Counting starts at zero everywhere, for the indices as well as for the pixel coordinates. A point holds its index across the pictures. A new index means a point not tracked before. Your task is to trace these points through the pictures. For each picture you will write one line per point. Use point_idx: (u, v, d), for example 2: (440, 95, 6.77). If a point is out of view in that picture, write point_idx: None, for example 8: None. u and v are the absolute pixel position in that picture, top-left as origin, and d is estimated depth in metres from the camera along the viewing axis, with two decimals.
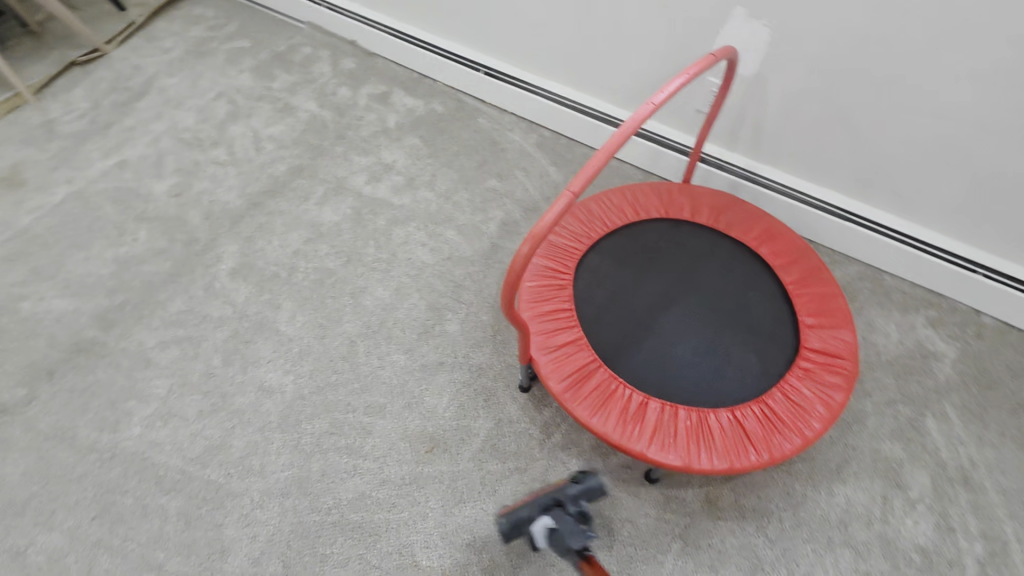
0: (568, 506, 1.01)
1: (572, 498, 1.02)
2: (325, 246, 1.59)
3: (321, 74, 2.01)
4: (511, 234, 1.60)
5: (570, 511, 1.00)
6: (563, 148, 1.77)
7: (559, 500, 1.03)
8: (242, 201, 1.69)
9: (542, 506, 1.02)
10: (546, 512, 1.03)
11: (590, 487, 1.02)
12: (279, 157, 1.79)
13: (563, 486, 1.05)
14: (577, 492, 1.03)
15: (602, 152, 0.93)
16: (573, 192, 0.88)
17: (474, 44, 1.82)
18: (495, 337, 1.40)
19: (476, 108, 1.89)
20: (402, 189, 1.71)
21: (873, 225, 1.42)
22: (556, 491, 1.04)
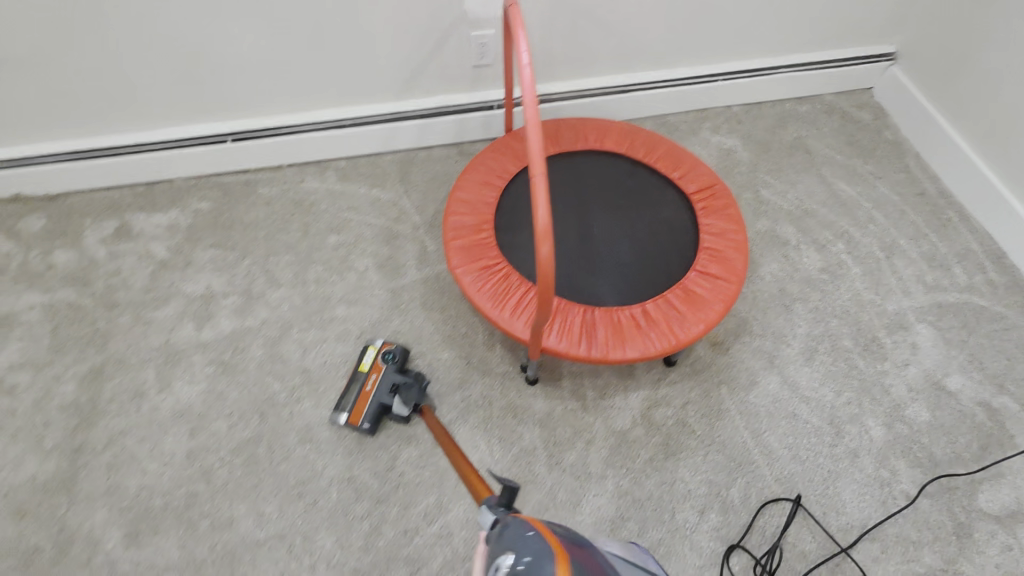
0: (401, 378, 1.21)
1: (397, 375, 1.23)
2: (218, 423, 1.24)
3: (5, 256, 1.44)
4: (395, 270, 1.47)
5: (409, 379, 1.21)
6: (368, 167, 1.65)
7: (395, 383, 1.21)
8: (51, 459, 1.18)
9: (387, 394, 1.20)
10: (386, 396, 1.20)
11: (403, 358, 1.26)
12: (49, 378, 1.27)
13: (383, 374, 1.23)
14: (399, 366, 1.25)
15: (530, 127, 0.88)
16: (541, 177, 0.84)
17: (197, 116, 1.49)
18: (471, 362, 1.33)
19: (245, 182, 1.61)
20: (246, 306, 1.40)
21: (645, 86, 1.69)
22: (384, 381, 1.22)
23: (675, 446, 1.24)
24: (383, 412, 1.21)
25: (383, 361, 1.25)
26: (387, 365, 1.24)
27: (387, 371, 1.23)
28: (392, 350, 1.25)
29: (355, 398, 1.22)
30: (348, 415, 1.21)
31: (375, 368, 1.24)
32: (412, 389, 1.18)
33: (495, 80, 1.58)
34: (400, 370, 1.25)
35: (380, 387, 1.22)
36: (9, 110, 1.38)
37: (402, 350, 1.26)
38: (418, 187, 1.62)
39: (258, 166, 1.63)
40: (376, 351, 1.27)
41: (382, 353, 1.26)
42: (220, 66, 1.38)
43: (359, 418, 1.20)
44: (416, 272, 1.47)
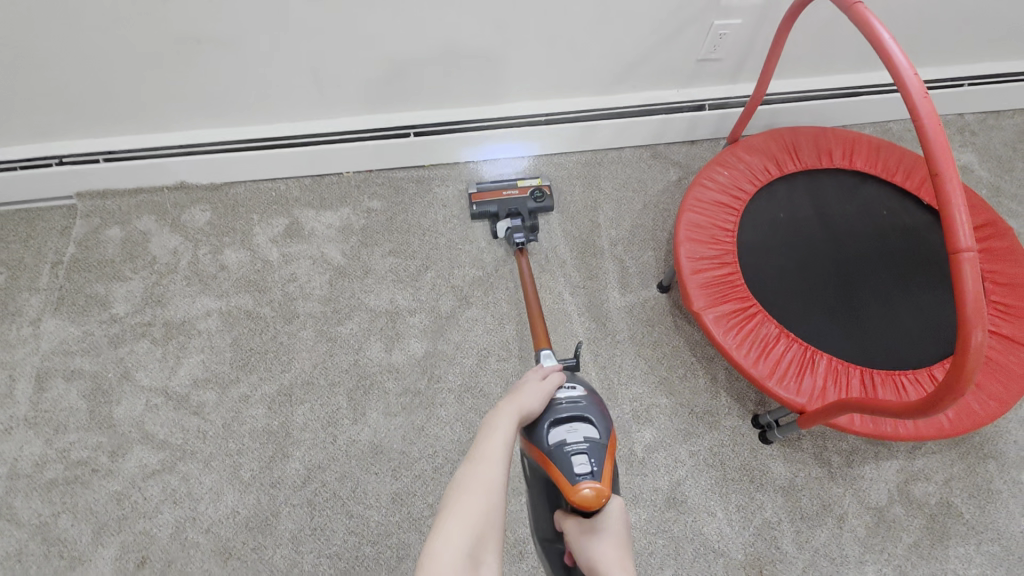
0: (525, 214, 1.32)
1: (530, 208, 1.33)
2: (421, 463, 1.12)
3: (172, 253, 1.34)
4: (595, 295, 1.30)
5: (528, 220, 1.31)
6: (551, 168, 1.47)
7: (517, 211, 1.32)
8: (251, 492, 1.08)
9: (509, 211, 1.32)
10: (503, 212, 1.32)
11: (543, 208, 1.34)
12: (237, 398, 1.17)
13: (521, 197, 1.33)
14: (535, 207, 1.33)
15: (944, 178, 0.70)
16: (974, 250, 0.66)
17: (381, 104, 1.32)
18: (695, 410, 1.17)
19: (418, 180, 1.45)
20: (435, 327, 1.27)
21: (877, 88, 1.46)
22: (515, 201, 1.32)
23: (943, 532, 1.07)
24: (492, 217, 1.34)
25: (530, 192, 1.34)
26: (530, 197, 1.34)
27: (524, 202, 1.33)
28: (545, 194, 1.34)
29: (488, 189, 1.34)
30: (476, 192, 1.34)
31: (521, 189, 1.34)
32: (524, 227, 1.30)
33: (714, 76, 1.37)
34: (532, 211, 1.34)
35: (511, 201, 1.33)
36: (183, 94, 1.22)
37: (549, 204, 1.34)
38: (608, 195, 1.44)
39: (433, 163, 1.46)
40: (536, 184, 1.36)
41: (536, 187, 1.34)
42: (423, 50, 1.20)
43: (479, 200, 1.32)
44: (618, 298, 1.30)
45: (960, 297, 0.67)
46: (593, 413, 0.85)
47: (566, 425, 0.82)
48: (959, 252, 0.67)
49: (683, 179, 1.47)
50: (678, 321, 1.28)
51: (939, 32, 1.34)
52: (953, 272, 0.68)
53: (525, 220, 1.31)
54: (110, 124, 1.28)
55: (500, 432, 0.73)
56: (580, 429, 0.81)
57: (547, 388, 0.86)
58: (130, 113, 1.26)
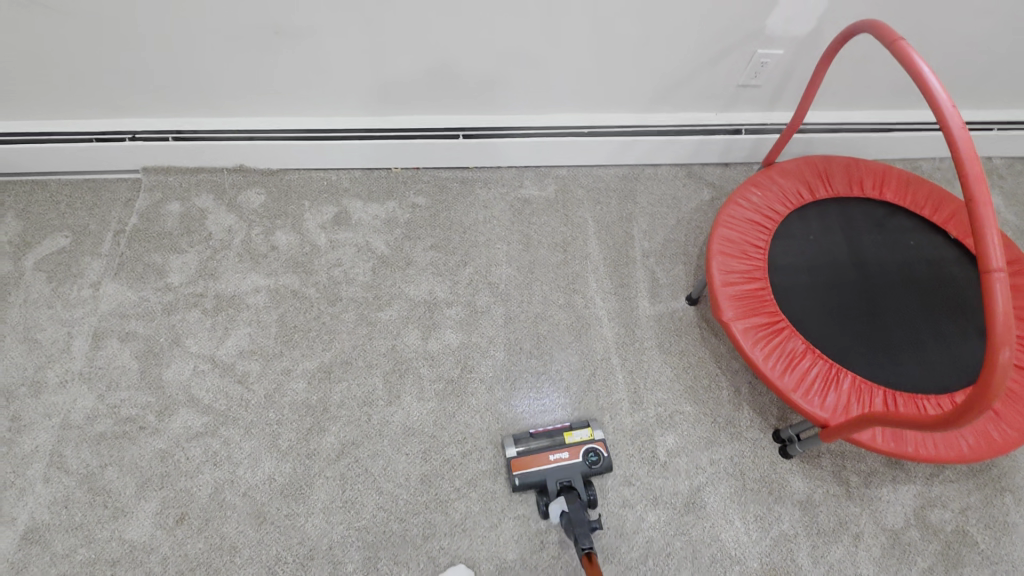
0: (581, 487, 1.08)
1: (585, 480, 1.09)
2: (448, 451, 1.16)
3: (227, 231, 1.40)
4: (626, 302, 1.34)
5: (585, 496, 1.07)
6: (590, 179, 1.53)
7: (571, 484, 1.08)
8: (287, 461, 1.13)
9: (559, 481, 1.08)
10: (554, 485, 1.08)
11: (599, 469, 1.12)
12: (280, 371, 1.23)
13: (572, 463, 1.10)
14: (589, 471, 1.10)
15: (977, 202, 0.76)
16: (1005, 270, 0.71)
17: (434, 106, 1.38)
18: (717, 420, 1.21)
19: (462, 180, 1.52)
20: (471, 320, 1.32)
21: (911, 125, 1.50)
22: (566, 471, 1.09)
23: (956, 559, 1.09)
24: (539, 488, 1.09)
25: (584, 452, 1.12)
26: (582, 459, 1.11)
27: (561, 487, 1.07)
28: (600, 454, 1.12)
29: (535, 449, 1.13)
30: (516, 457, 1.11)
31: (571, 449, 1.12)
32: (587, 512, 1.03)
33: (754, 102, 1.43)
34: (586, 476, 1.10)
35: (560, 469, 1.09)
36: (249, 82, 1.28)
37: (607, 465, 1.12)
38: (643, 208, 1.48)
39: (476, 165, 1.53)
40: (588, 437, 1.14)
41: (588, 444, 1.13)
42: (483, 58, 1.26)
43: (522, 470, 1.09)
44: (649, 307, 1.34)
45: (992, 314, 0.72)
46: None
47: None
48: (991, 271, 0.72)
49: (716, 199, 1.51)
50: (705, 333, 1.31)
51: (975, 76, 1.39)
52: (985, 290, 0.73)
53: (583, 494, 1.07)
54: (179, 105, 1.35)
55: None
56: None
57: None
58: (199, 97, 1.33)
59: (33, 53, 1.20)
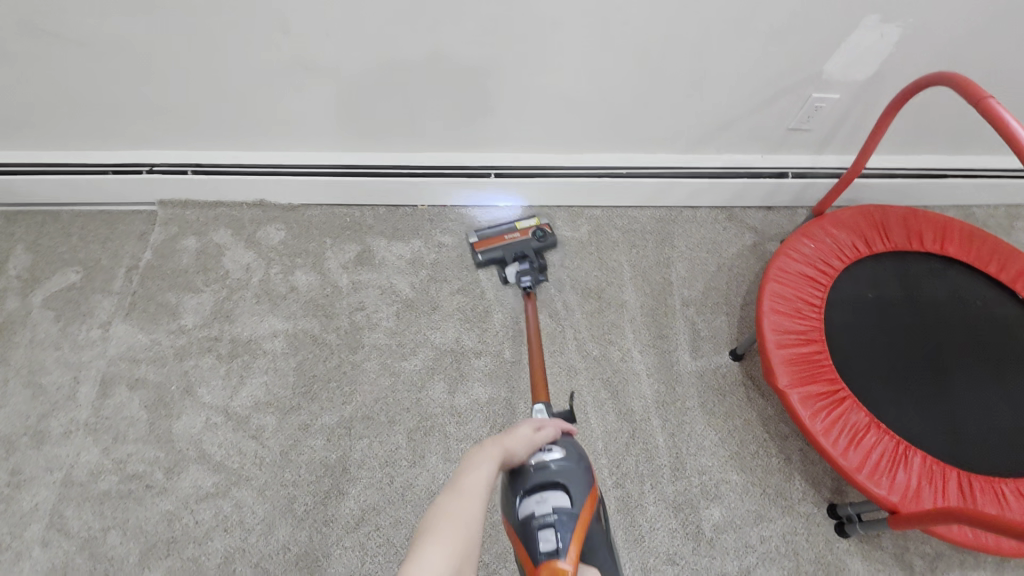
0: (532, 255, 1.32)
1: (533, 249, 1.33)
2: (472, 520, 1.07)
3: (245, 269, 1.34)
4: (666, 356, 1.26)
5: (536, 261, 1.31)
6: (625, 220, 1.45)
7: (525, 253, 1.31)
8: (303, 527, 1.05)
9: (515, 254, 1.31)
10: (511, 256, 1.31)
11: (546, 245, 1.35)
12: (297, 425, 1.15)
13: (524, 239, 1.33)
14: (539, 247, 1.34)
15: None
16: None
17: (466, 143, 1.31)
18: (767, 492, 1.12)
19: (491, 219, 1.44)
20: (500, 372, 1.24)
21: (967, 172, 1.42)
22: (519, 245, 1.32)
23: None
24: (499, 262, 1.32)
25: (533, 233, 1.35)
26: (532, 237, 1.34)
27: (528, 243, 1.33)
28: (546, 232, 1.35)
29: (489, 233, 1.33)
30: (477, 241, 1.31)
31: (522, 231, 1.34)
32: (532, 272, 1.29)
33: (802, 146, 1.35)
34: (538, 251, 1.35)
35: (515, 245, 1.32)
36: (275, 117, 1.23)
37: (552, 242, 1.35)
38: (682, 254, 1.40)
39: (506, 203, 1.45)
40: (535, 223, 1.36)
41: (535, 227, 1.35)
42: (521, 97, 1.19)
43: (483, 249, 1.31)
44: (690, 363, 1.25)
45: None
46: (575, 484, 0.79)
47: (535, 496, 0.77)
48: None
49: (759, 245, 1.43)
50: (751, 394, 1.22)
51: None
52: None
53: (533, 262, 1.31)
54: (199, 138, 1.29)
55: (478, 467, 0.66)
56: (551, 498, 0.76)
57: (538, 440, 0.79)
58: (221, 130, 1.27)
59: (50, 86, 1.14)
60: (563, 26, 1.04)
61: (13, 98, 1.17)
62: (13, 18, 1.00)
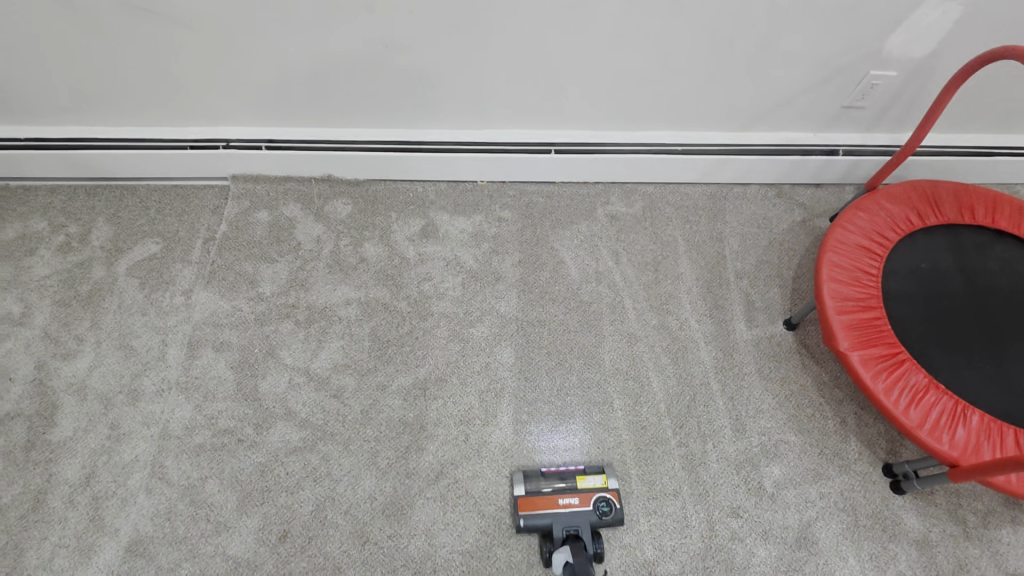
0: (587, 538, 1.04)
1: (592, 532, 1.05)
2: (550, 482, 1.11)
3: (316, 241, 1.40)
4: (722, 325, 1.31)
5: (592, 548, 1.03)
6: (678, 196, 1.50)
7: (579, 533, 1.04)
8: (387, 480, 1.12)
9: (565, 528, 1.05)
10: (559, 532, 1.04)
11: (610, 521, 1.07)
12: (375, 386, 1.21)
13: (583, 511, 1.06)
14: (598, 523, 1.06)
15: None
16: None
17: (529, 120, 1.36)
18: (824, 451, 1.17)
19: (548, 194, 1.49)
20: (564, 339, 1.29)
21: (1015, 149, 1.45)
22: (574, 518, 1.05)
23: None
24: (544, 535, 1.06)
25: (595, 502, 1.07)
26: (593, 509, 1.07)
27: (589, 517, 1.06)
28: (612, 505, 1.07)
29: (544, 491, 1.09)
30: (524, 497, 1.07)
31: (582, 495, 1.08)
32: (585, 563, 0.99)
33: (854, 123, 1.39)
34: (596, 527, 1.06)
35: (570, 516, 1.05)
36: (350, 93, 1.28)
37: (619, 519, 1.07)
38: (734, 228, 1.45)
39: (563, 180, 1.50)
40: (601, 485, 1.09)
41: (601, 494, 1.08)
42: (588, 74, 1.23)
43: (528, 513, 1.05)
44: (746, 330, 1.31)
45: None
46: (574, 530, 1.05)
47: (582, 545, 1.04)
48: None
49: (809, 221, 1.47)
50: (805, 360, 1.28)
51: None
52: None
53: (588, 546, 1.04)
54: (274, 116, 1.34)
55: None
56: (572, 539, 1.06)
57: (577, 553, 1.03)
58: (295, 108, 1.31)
59: (139, 65, 1.20)
60: (639, 3, 1.08)
61: (102, 76, 1.22)
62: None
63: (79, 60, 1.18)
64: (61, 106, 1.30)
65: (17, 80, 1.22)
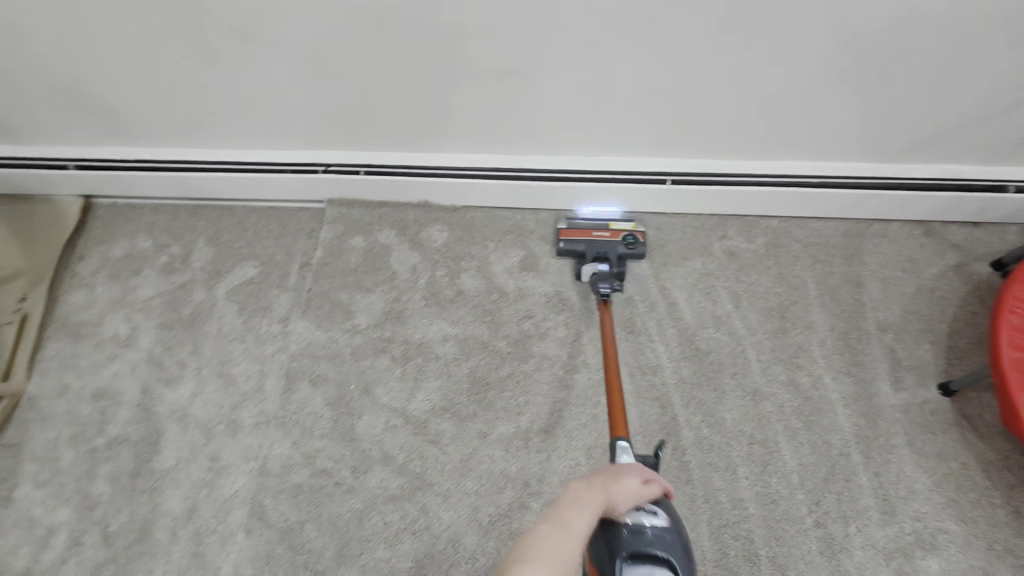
0: (614, 260, 1.28)
1: (618, 254, 1.28)
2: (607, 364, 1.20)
3: (412, 270, 1.34)
4: (863, 385, 1.15)
5: (616, 267, 1.27)
6: (806, 232, 1.34)
7: (606, 255, 1.28)
8: (489, 539, 1.04)
9: (596, 253, 1.29)
10: (591, 254, 1.29)
11: (633, 254, 1.29)
12: (474, 433, 1.14)
13: (612, 240, 1.30)
14: (625, 253, 1.29)
15: None
16: None
17: (645, 147, 1.24)
18: (994, 547, 1.00)
19: (658, 227, 1.37)
20: (679, 390, 1.17)
21: None
22: (606, 244, 1.29)
23: None
24: (579, 258, 1.32)
25: (623, 236, 1.30)
26: (621, 241, 1.30)
27: (614, 245, 1.29)
28: (638, 239, 1.29)
29: (579, 226, 1.33)
30: (565, 228, 1.32)
31: (612, 232, 1.31)
32: (606, 282, 1.25)
33: None
34: (623, 257, 1.29)
35: (601, 243, 1.30)
36: (457, 119, 1.20)
37: (642, 251, 1.29)
38: (873, 272, 1.28)
39: (675, 211, 1.37)
40: (629, 228, 1.32)
41: (628, 232, 1.30)
42: (721, 99, 1.10)
43: (567, 237, 1.31)
44: (892, 394, 1.14)
45: None
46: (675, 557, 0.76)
47: (644, 567, 0.73)
48: None
49: (963, 266, 1.28)
50: (966, 434, 1.10)
51: None
52: None
53: (614, 266, 1.27)
54: (374, 141, 1.28)
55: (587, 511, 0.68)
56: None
57: (644, 494, 0.78)
58: (397, 133, 1.25)
59: (245, 90, 1.17)
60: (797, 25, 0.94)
61: (209, 102, 1.20)
62: (229, 24, 1.02)
63: (192, 86, 1.16)
64: (168, 130, 1.29)
65: (130, 105, 1.22)
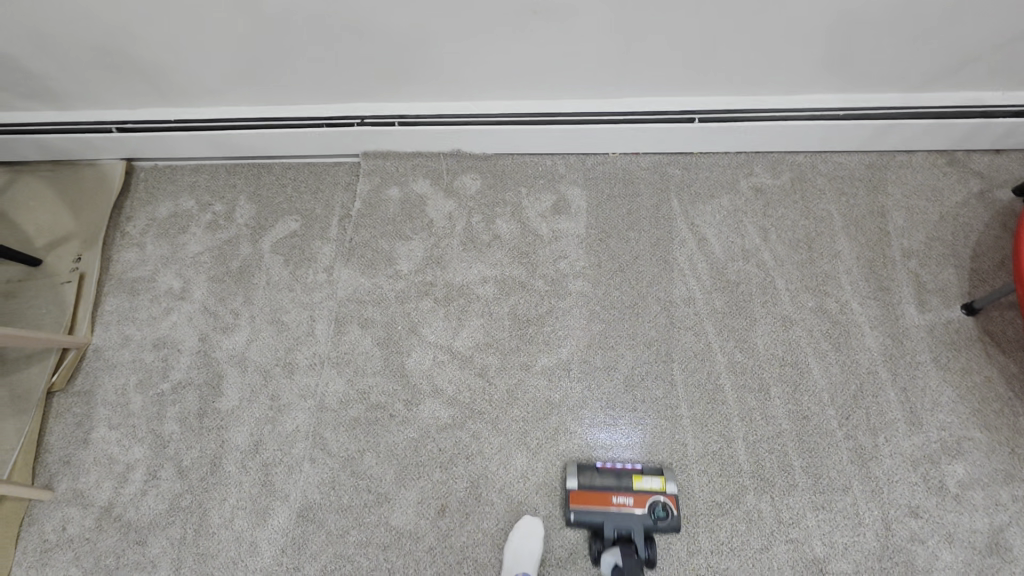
0: (640, 542, 1.00)
1: (637, 526, 1.01)
2: (605, 476, 1.06)
3: (448, 218, 1.39)
4: (889, 308, 1.20)
5: (644, 552, 1.00)
6: (830, 166, 1.37)
7: (631, 536, 1.01)
8: (538, 459, 1.11)
9: (619, 530, 1.01)
10: (611, 533, 1.01)
11: (663, 530, 1.01)
12: (519, 366, 1.20)
13: (633, 513, 1.01)
14: (652, 527, 1.01)
15: None
16: None
17: (674, 86, 1.26)
18: (1016, 450, 1.06)
19: (685, 167, 1.40)
20: (712, 319, 1.22)
21: None
22: (630, 520, 1.01)
23: None
24: (596, 530, 1.03)
25: (650, 505, 1.02)
26: (647, 513, 1.02)
27: (637, 513, 1.01)
28: (669, 511, 1.01)
29: (597, 484, 1.05)
30: (576, 491, 1.04)
31: (637, 496, 1.03)
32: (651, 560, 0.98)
33: None
34: (650, 532, 1.02)
35: (623, 516, 1.02)
36: (489, 66, 1.22)
37: (676, 524, 1.01)
38: (898, 201, 1.31)
39: (700, 151, 1.41)
40: (659, 488, 1.04)
41: (656, 498, 1.02)
42: (751, 33, 1.12)
43: (580, 505, 1.03)
44: (917, 316, 1.19)
45: None
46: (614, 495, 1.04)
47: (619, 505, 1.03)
48: None
49: (987, 192, 1.31)
50: (989, 349, 1.15)
51: None
52: None
53: (640, 549, 1.00)
54: (408, 92, 1.31)
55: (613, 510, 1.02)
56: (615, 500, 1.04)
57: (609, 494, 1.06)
58: (430, 83, 1.28)
59: (283, 44, 1.19)
60: None
61: (248, 58, 1.23)
62: None
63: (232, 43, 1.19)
64: (207, 88, 1.33)
65: (171, 64, 1.26)
